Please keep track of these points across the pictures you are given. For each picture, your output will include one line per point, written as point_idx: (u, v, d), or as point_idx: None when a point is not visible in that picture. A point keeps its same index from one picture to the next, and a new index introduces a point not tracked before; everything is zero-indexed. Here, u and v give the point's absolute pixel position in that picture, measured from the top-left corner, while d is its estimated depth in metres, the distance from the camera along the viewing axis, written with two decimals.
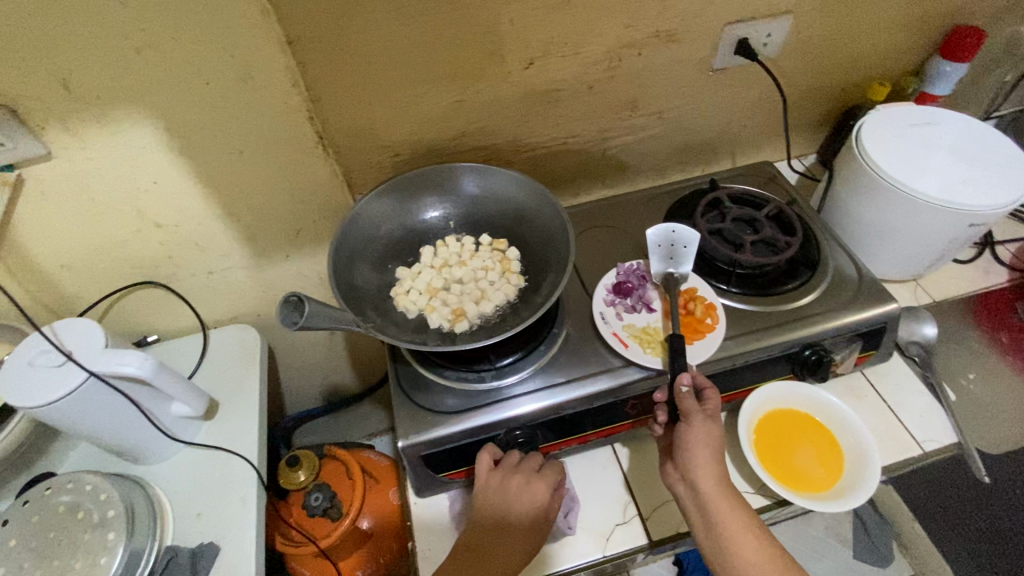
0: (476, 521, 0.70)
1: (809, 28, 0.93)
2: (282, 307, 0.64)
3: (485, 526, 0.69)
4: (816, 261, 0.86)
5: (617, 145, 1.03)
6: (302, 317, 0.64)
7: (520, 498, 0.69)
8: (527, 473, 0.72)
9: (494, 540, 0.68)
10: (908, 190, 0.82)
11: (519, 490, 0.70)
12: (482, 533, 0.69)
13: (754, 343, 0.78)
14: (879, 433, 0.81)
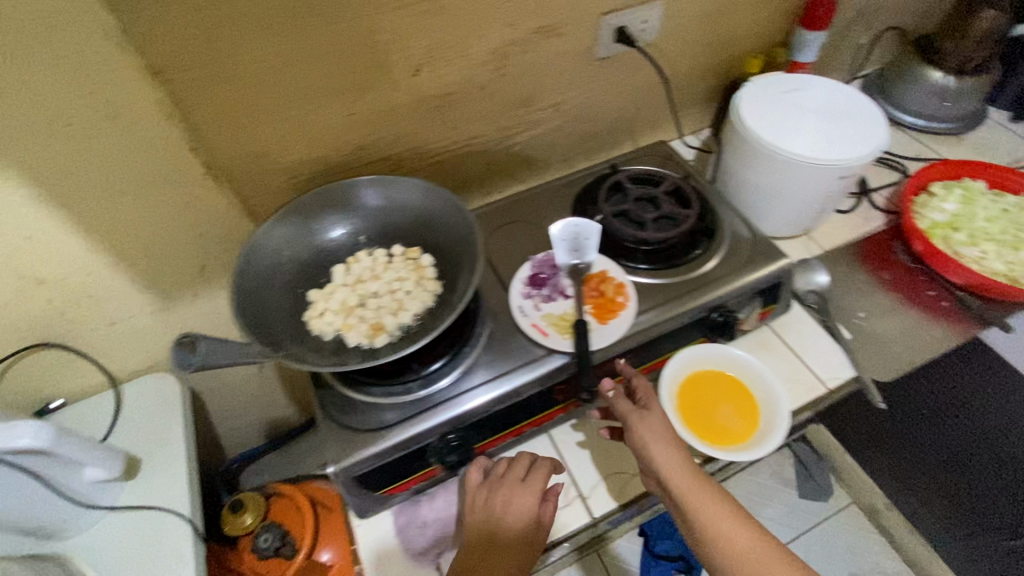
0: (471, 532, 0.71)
1: (680, 11, 0.98)
2: (176, 350, 0.63)
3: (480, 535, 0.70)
4: (714, 228, 0.92)
5: (520, 141, 1.05)
6: (196, 358, 0.64)
7: (509, 502, 0.71)
8: (515, 478, 0.73)
9: (491, 546, 0.69)
10: (785, 154, 0.88)
11: (508, 493, 0.71)
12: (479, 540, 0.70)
13: (665, 314, 0.82)
14: (790, 381, 0.87)
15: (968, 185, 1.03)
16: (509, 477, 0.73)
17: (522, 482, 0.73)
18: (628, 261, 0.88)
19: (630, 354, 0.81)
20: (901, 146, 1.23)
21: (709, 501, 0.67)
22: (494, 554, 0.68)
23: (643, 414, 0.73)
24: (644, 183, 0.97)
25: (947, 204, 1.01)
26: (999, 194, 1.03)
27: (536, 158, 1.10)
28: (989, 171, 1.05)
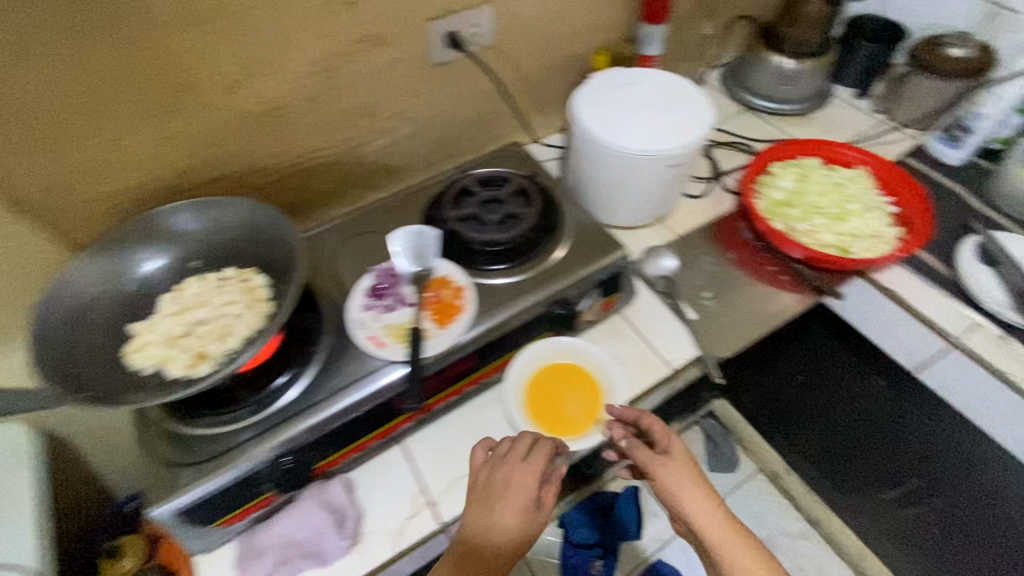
0: (471, 503, 0.69)
1: (513, 13, 0.99)
2: None
3: (477, 504, 0.68)
4: (558, 225, 0.94)
5: (373, 151, 1.04)
6: None
7: (511, 477, 0.69)
8: (515, 458, 0.71)
9: (485, 515, 0.67)
10: (616, 146, 0.91)
11: (509, 475, 0.69)
12: (476, 509, 0.68)
13: (503, 313, 0.83)
14: (638, 366, 0.90)
15: (803, 162, 1.09)
16: (509, 459, 0.70)
17: (523, 462, 0.70)
18: (472, 263, 0.88)
19: (475, 356, 0.81)
20: (756, 128, 1.29)
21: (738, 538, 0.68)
22: (492, 532, 0.66)
23: (667, 461, 0.75)
24: (491, 184, 0.97)
25: (783, 183, 1.06)
26: (832, 169, 1.09)
27: (394, 166, 1.09)
28: (823, 148, 1.12)
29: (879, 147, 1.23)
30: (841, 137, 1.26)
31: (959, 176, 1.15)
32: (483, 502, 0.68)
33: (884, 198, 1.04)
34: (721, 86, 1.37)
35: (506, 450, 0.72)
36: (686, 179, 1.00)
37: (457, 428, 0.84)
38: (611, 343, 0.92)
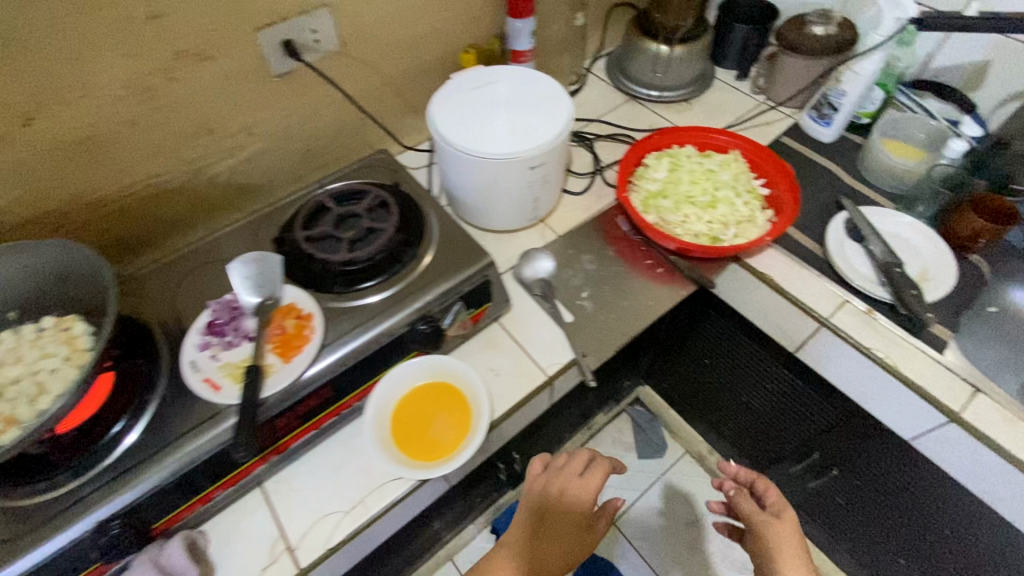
0: (546, 516, 0.87)
1: (358, 15, 0.93)
2: None
3: (557, 518, 0.87)
4: (421, 236, 0.89)
5: (225, 171, 0.96)
6: None
7: (570, 496, 0.88)
8: (574, 472, 0.90)
9: (558, 529, 0.87)
10: (471, 153, 0.87)
11: (566, 487, 0.88)
12: (552, 523, 0.87)
13: (355, 340, 0.78)
14: (513, 375, 0.87)
15: (678, 152, 1.09)
16: (566, 470, 0.90)
17: (572, 473, 0.90)
18: (326, 286, 0.83)
19: (328, 387, 0.76)
20: (642, 116, 1.27)
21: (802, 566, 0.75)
22: (552, 538, 0.87)
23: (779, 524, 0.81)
24: (349, 198, 0.92)
25: (658, 174, 1.05)
26: (707, 156, 1.09)
27: (257, 184, 1.03)
28: (698, 135, 1.12)
29: (760, 128, 1.23)
30: (724, 121, 1.26)
31: (831, 154, 1.16)
32: (541, 501, 0.88)
33: (756, 182, 1.05)
34: (607, 76, 1.35)
35: (558, 465, 0.91)
36: (553, 178, 0.97)
37: (320, 462, 0.78)
38: (486, 355, 0.89)
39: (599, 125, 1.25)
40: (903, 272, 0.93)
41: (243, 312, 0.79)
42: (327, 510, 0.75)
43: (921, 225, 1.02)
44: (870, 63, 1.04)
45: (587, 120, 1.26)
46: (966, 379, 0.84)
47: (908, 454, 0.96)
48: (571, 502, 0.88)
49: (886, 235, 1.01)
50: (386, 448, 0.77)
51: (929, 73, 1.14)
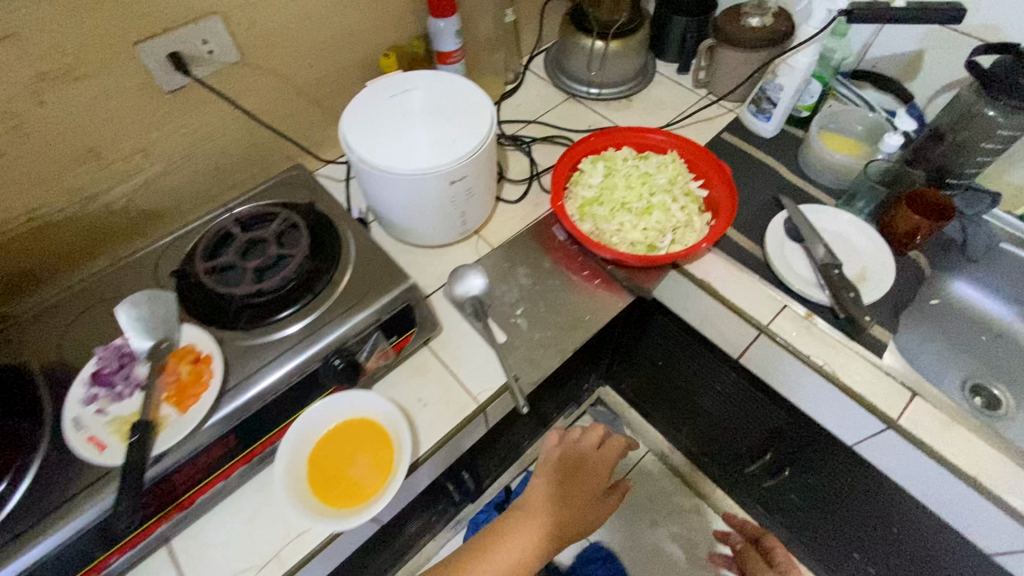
0: (567, 470, 0.94)
1: (257, 21, 0.85)
2: None
3: (578, 474, 0.94)
4: (336, 261, 0.83)
5: (122, 196, 0.88)
6: None
7: (589, 457, 0.97)
8: (591, 444, 0.99)
9: (579, 483, 0.93)
10: (385, 170, 0.81)
11: (585, 454, 0.98)
12: (574, 476, 0.93)
13: (260, 382, 0.72)
14: (442, 404, 0.82)
15: (615, 155, 1.04)
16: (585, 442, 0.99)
17: (586, 443, 0.99)
18: (229, 322, 0.76)
19: (233, 435, 0.71)
20: (581, 116, 1.22)
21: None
22: (576, 490, 0.92)
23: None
24: (257, 222, 0.85)
25: (593, 180, 1.01)
26: (645, 158, 1.05)
27: (163, 208, 0.95)
28: (636, 136, 1.08)
29: (701, 124, 1.20)
30: (665, 117, 1.22)
31: (772, 150, 1.14)
32: (566, 463, 0.95)
33: (695, 184, 1.02)
34: (545, 74, 1.30)
35: (575, 437, 1.00)
36: (480, 190, 0.91)
37: (233, 514, 0.73)
38: (412, 384, 0.84)
39: (536, 126, 1.20)
40: (841, 273, 0.91)
41: (135, 358, 0.72)
42: (240, 569, 0.70)
43: (860, 222, 1.00)
44: (805, 56, 1.00)
45: (523, 121, 1.20)
46: (904, 384, 0.82)
47: (851, 457, 0.95)
48: (593, 467, 0.97)
49: (825, 233, 0.99)
50: (302, 497, 0.71)
51: (867, 62, 1.12)
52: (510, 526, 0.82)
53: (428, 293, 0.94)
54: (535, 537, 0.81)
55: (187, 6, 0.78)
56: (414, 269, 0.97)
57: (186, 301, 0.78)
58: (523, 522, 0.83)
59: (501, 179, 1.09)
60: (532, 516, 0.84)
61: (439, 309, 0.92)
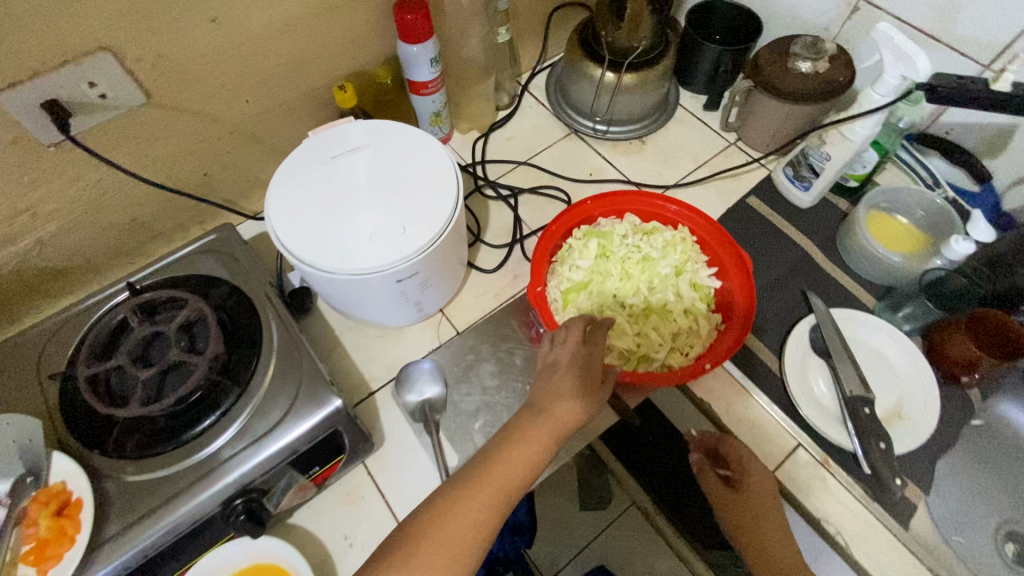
0: (572, 376, 0.66)
1: (165, 56, 0.67)
2: None
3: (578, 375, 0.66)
4: (253, 368, 0.68)
5: (9, 261, 0.72)
6: None
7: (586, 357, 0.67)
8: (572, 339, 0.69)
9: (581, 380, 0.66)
10: (311, 267, 0.64)
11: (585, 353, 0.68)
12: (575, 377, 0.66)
13: (142, 535, 0.60)
14: (374, 545, 0.70)
15: (613, 229, 0.87)
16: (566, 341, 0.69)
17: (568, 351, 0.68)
18: (114, 448, 0.63)
19: None
20: (583, 159, 1.03)
21: (776, 542, 0.68)
22: (581, 387, 0.65)
23: (737, 485, 0.73)
24: (163, 309, 0.70)
25: (583, 261, 0.84)
26: (649, 235, 0.87)
27: (68, 268, 0.79)
28: (643, 204, 0.89)
29: (724, 182, 1.01)
30: (682, 169, 1.02)
31: (805, 225, 0.95)
32: (575, 373, 0.66)
33: (708, 276, 0.84)
34: (546, 98, 1.09)
35: (562, 338, 0.70)
36: (439, 275, 0.75)
37: None
38: (343, 515, 0.71)
39: (528, 170, 1.01)
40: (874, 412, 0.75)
41: None
42: None
43: (904, 340, 0.82)
44: (865, 127, 0.81)
45: (513, 162, 1.01)
46: (930, 567, 0.70)
47: None
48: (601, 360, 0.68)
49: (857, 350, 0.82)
50: None
51: (939, 126, 0.89)
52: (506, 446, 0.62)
53: (373, 388, 0.80)
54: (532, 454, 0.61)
55: (62, 43, 0.59)
56: (361, 355, 0.83)
57: (64, 416, 0.64)
58: (524, 444, 0.62)
59: (477, 240, 0.92)
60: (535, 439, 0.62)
61: (384, 412, 0.78)
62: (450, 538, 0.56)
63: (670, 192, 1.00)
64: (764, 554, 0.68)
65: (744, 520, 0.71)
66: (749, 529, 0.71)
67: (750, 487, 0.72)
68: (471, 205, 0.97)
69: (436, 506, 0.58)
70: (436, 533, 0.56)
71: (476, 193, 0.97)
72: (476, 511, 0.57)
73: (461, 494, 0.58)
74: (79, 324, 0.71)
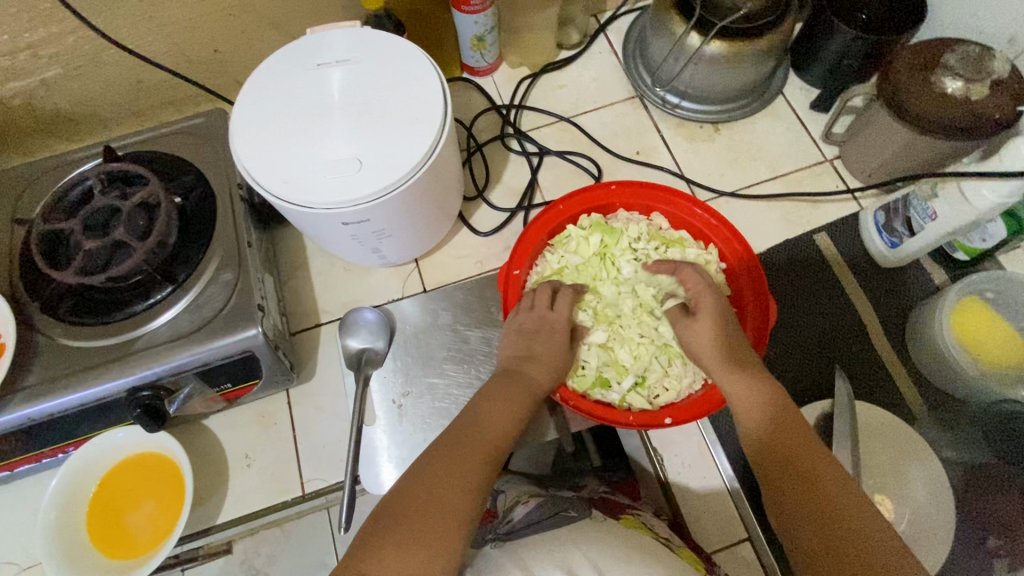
0: (531, 345, 0.65)
1: None
2: None
3: (527, 341, 0.65)
4: (193, 268, 0.66)
5: (13, 95, 0.72)
6: None
7: (539, 328, 0.66)
8: (538, 307, 0.67)
9: (536, 348, 0.65)
10: (254, 182, 0.58)
11: (544, 324, 0.66)
12: (531, 345, 0.65)
13: (43, 399, 0.60)
14: (270, 474, 0.70)
15: (627, 227, 0.73)
16: (536, 311, 0.67)
17: (551, 314, 0.66)
18: (48, 306, 0.64)
19: (8, 439, 0.62)
20: (635, 132, 0.87)
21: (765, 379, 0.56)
22: (539, 353, 0.65)
23: (691, 314, 0.62)
24: (130, 184, 0.68)
25: (578, 254, 0.72)
26: (668, 246, 0.72)
27: (76, 114, 0.79)
28: (676, 206, 0.73)
29: (795, 207, 0.82)
30: (750, 175, 0.83)
31: (870, 288, 0.77)
32: (530, 342, 0.65)
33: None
34: (621, 48, 0.92)
35: (527, 304, 0.67)
36: (402, 224, 0.66)
37: (17, 501, 0.68)
38: (252, 435, 0.71)
39: (567, 129, 0.87)
40: None
41: None
42: (5, 559, 0.67)
43: (929, 467, 0.67)
44: (995, 192, 0.61)
45: (553, 117, 0.88)
46: None
47: None
48: (552, 329, 0.66)
49: (872, 457, 0.67)
50: (64, 526, 0.63)
51: None
52: (485, 403, 0.61)
53: (321, 321, 0.77)
54: (509, 414, 0.60)
55: None
56: (323, 282, 0.79)
57: (20, 266, 0.66)
58: (496, 399, 0.62)
59: (480, 196, 0.83)
60: (506, 398, 0.62)
61: (323, 348, 0.76)
62: (452, 480, 0.53)
63: (724, 200, 0.82)
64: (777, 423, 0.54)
65: (736, 368, 0.57)
66: (742, 377, 0.56)
67: (711, 308, 0.61)
68: (489, 153, 0.86)
69: (431, 473, 0.53)
70: (436, 506, 0.51)
71: (499, 142, 0.86)
72: (471, 467, 0.55)
73: (452, 463, 0.54)
74: (62, 175, 0.72)
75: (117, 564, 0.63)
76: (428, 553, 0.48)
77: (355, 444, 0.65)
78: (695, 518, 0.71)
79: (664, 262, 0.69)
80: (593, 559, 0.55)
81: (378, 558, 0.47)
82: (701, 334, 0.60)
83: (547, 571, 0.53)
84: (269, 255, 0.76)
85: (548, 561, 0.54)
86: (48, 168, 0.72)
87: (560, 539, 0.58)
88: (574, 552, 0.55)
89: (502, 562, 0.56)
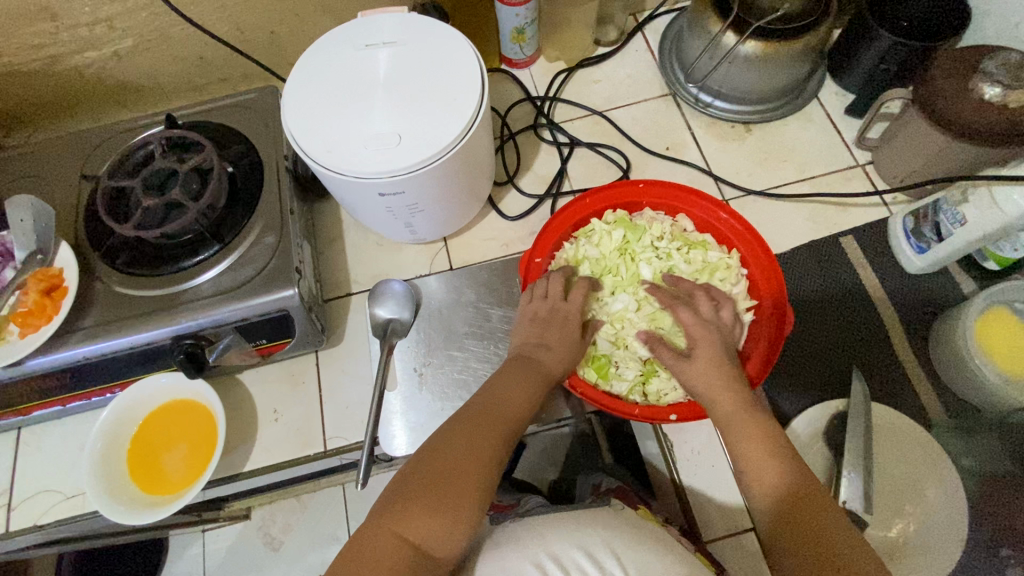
0: (541, 330, 0.67)
1: None
2: None
3: (541, 324, 0.68)
4: (239, 229, 0.70)
5: (89, 64, 0.79)
6: None
7: (552, 314, 0.68)
8: (553, 297, 0.69)
9: (545, 332, 0.67)
10: (300, 150, 0.62)
11: (553, 314, 0.68)
12: (543, 330, 0.67)
13: (93, 340, 0.65)
14: (296, 428, 0.74)
15: (651, 226, 0.75)
16: (550, 299, 0.69)
17: (564, 304, 0.69)
18: (108, 257, 0.70)
19: (61, 375, 0.67)
20: (667, 128, 0.89)
21: (758, 417, 0.57)
22: (552, 333, 0.67)
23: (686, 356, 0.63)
24: (187, 150, 0.73)
25: (599, 247, 0.74)
26: (691, 247, 0.73)
27: (143, 85, 0.85)
28: (702, 208, 0.74)
29: (823, 209, 0.82)
30: (779, 176, 0.84)
31: (894, 293, 0.76)
32: (539, 328, 0.68)
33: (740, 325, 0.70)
34: (658, 46, 0.93)
35: (540, 292, 0.70)
36: (434, 201, 0.69)
37: (67, 433, 0.75)
38: (280, 391, 0.76)
39: (599, 123, 0.90)
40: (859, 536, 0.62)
41: (5, 259, 0.68)
42: (53, 487, 0.72)
43: (947, 474, 0.66)
44: None
45: (587, 110, 0.90)
46: None
47: None
48: (566, 315, 0.68)
49: (889, 461, 0.67)
50: (105, 461, 0.68)
51: None
52: (500, 383, 0.63)
53: (352, 290, 0.82)
54: (526, 397, 0.62)
55: None
56: (356, 256, 0.84)
57: (84, 218, 0.72)
58: (513, 381, 0.63)
59: (510, 182, 0.86)
60: (524, 376, 0.64)
61: (352, 316, 0.80)
62: (464, 454, 0.55)
63: (751, 198, 0.83)
64: (789, 480, 0.53)
65: (725, 405, 0.58)
66: (736, 413, 0.57)
67: (707, 356, 0.61)
68: (522, 142, 0.89)
69: (447, 448, 0.56)
70: (460, 474, 0.54)
71: (532, 132, 0.89)
72: (487, 444, 0.57)
73: (479, 434, 0.57)
74: (126, 139, 0.78)
75: (150, 500, 0.67)
76: (436, 524, 0.50)
77: (374, 410, 0.69)
78: (702, 508, 0.71)
79: (659, 290, 0.70)
80: (610, 542, 0.57)
81: (405, 516, 0.50)
82: (703, 375, 0.60)
83: (568, 551, 0.56)
84: (308, 225, 0.80)
85: (569, 543, 0.56)
86: (114, 131, 0.78)
87: (579, 524, 0.60)
88: (594, 536, 0.57)
89: (521, 536, 0.58)
